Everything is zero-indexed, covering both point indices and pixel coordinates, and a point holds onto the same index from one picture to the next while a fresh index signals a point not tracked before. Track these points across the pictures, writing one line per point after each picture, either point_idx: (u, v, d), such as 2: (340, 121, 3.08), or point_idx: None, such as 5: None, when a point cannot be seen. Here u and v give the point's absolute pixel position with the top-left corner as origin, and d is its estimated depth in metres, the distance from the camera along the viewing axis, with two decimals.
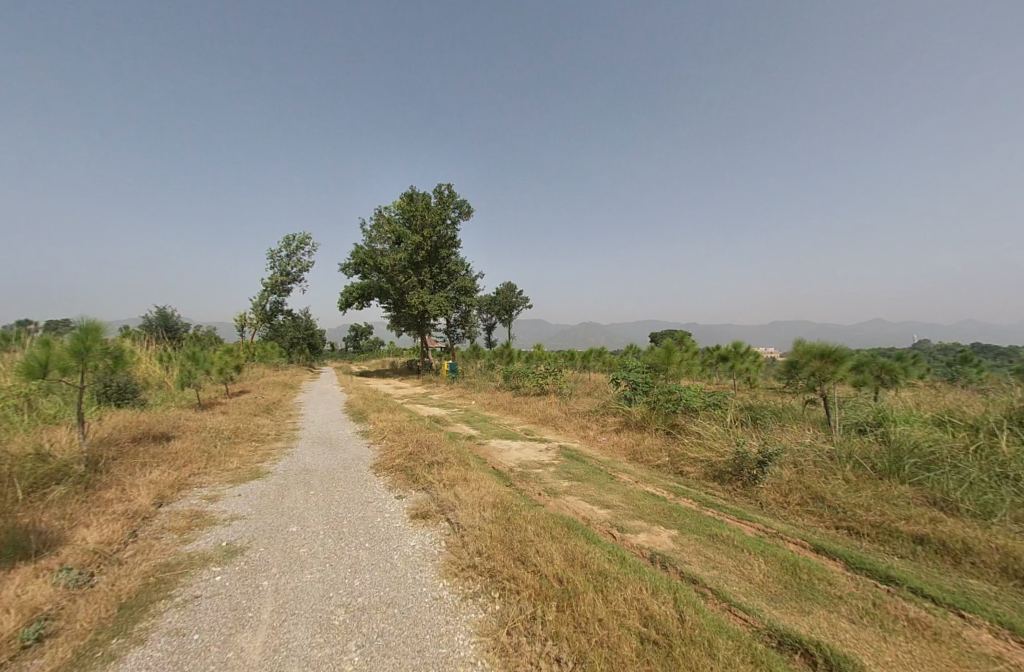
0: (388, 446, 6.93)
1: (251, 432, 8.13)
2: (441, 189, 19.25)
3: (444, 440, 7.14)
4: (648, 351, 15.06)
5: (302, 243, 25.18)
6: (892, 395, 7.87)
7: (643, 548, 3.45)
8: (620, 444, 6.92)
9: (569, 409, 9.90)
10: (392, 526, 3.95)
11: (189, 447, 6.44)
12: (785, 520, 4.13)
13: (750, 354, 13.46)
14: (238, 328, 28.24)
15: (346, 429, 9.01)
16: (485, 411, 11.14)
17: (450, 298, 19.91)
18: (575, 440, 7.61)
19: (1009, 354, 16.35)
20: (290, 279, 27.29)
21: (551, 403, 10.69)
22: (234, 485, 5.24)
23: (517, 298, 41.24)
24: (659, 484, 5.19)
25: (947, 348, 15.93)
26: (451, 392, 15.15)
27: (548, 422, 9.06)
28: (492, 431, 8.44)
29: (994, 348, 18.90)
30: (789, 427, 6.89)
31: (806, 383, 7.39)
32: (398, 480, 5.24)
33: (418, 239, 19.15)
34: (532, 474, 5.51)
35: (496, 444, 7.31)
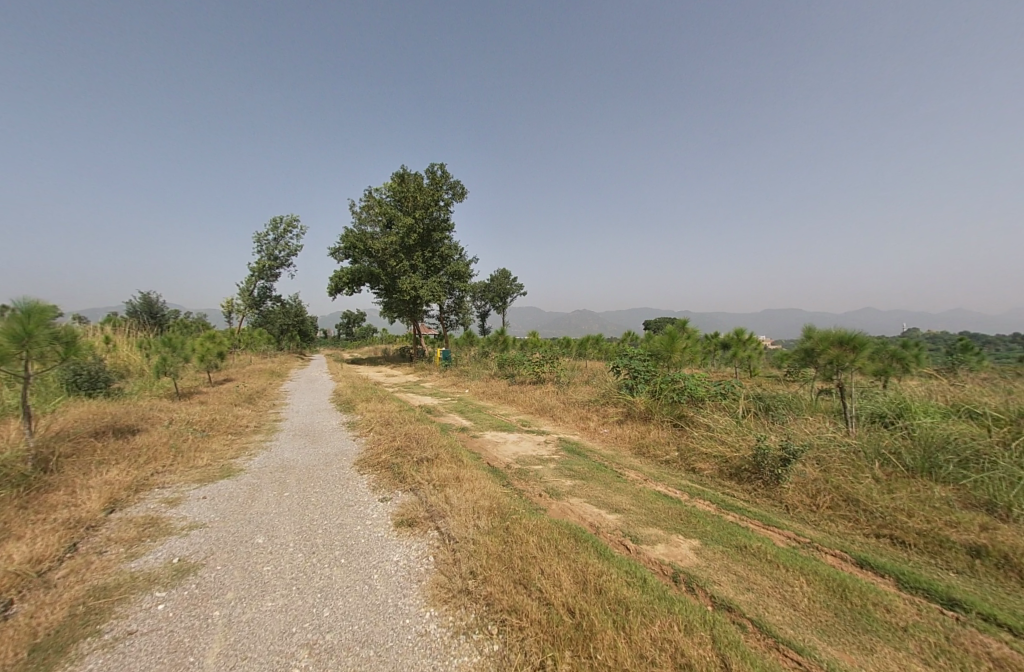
0: (375, 440, 6.40)
1: (228, 424, 7.57)
2: (434, 168, 18.41)
3: (435, 432, 6.62)
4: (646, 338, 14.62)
5: (289, 226, 24.30)
6: (908, 384, 7.47)
7: (664, 565, 2.98)
8: (624, 437, 6.44)
9: (568, 398, 9.39)
10: (373, 537, 3.44)
11: (155, 441, 5.89)
12: (817, 526, 3.69)
13: (753, 341, 13.01)
14: (225, 315, 27.48)
15: (331, 420, 8.45)
16: (479, 400, 10.62)
17: (443, 283, 19.23)
18: (575, 432, 7.13)
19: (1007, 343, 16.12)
20: (277, 263, 26.43)
21: (548, 392, 10.20)
22: (200, 485, 4.70)
23: (511, 284, 40.58)
24: (671, 482, 4.73)
25: (946, 336, 15.64)
26: (444, 381, 14.64)
27: (546, 412, 8.58)
28: (486, 422, 7.92)
29: (989, 337, 18.73)
30: (804, 419, 6.44)
31: (821, 371, 6.92)
32: (384, 479, 4.73)
33: (409, 221, 18.40)
34: (531, 471, 5.01)
35: (491, 437, 6.80)
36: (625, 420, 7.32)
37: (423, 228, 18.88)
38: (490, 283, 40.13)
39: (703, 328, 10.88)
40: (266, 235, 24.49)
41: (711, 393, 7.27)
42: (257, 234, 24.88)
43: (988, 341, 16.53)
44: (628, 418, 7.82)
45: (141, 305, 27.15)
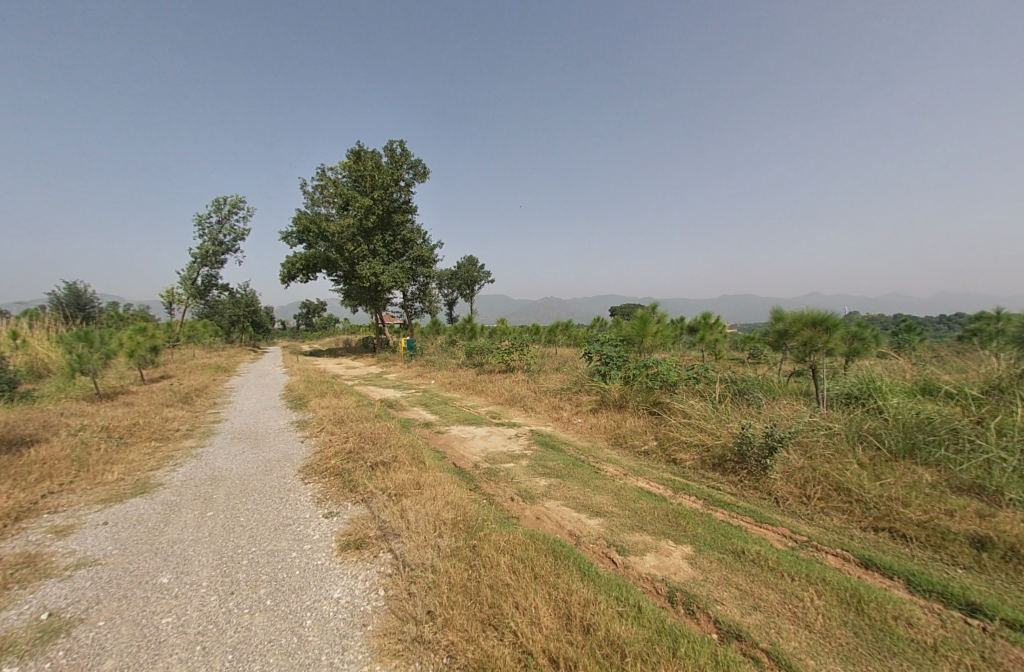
0: (325, 442, 5.70)
1: (155, 429, 6.62)
2: (393, 145, 17.28)
3: (394, 430, 5.98)
4: (615, 324, 14.41)
5: (235, 208, 22.46)
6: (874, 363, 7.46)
7: (656, 581, 2.56)
8: (599, 428, 6.04)
9: (539, 387, 8.93)
10: (311, 568, 2.84)
11: (54, 454, 4.95)
12: (811, 520, 3.40)
13: (721, 324, 13.02)
14: (166, 306, 25.29)
15: (278, 419, 7.61)
16: (445, 392, 10.00)
17: (405, 269, 18.26)
18: (547, 424, 6.68)
19: (942, 321, 17.16)
20: (223, 248, 24.46)
21: (518, 381, 9.72)
22: (103, 509, 3.90)
23: (478, 272, 39.75)
24: (652, 475, 4.34)
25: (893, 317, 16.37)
26: (408, 372, 13.92)
27: (516, 402, 8.12)
28: (452, 416, 7.34)
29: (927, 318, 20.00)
30: (781, 403, 6.25)
31: (795, 353, 6.77)
32: (331, 489, 4.10)
33: (367, 202, 17.28)
34: (501, 471, 4.51)
35: (457, 432, 6.24)
36: (599, 408, 6.93)
37: (383, 210, 17.78)
38: (455, 271, 39.11)
39: (673, 311, 10.67)
40: (209, 217, 22.53)
41: (685, 378, 7.02)
42: (198, 216, 22.85)
43: (930, 321, 17.49)
44: (601, 406, 7.46)
45: (66, 297, 24.51)
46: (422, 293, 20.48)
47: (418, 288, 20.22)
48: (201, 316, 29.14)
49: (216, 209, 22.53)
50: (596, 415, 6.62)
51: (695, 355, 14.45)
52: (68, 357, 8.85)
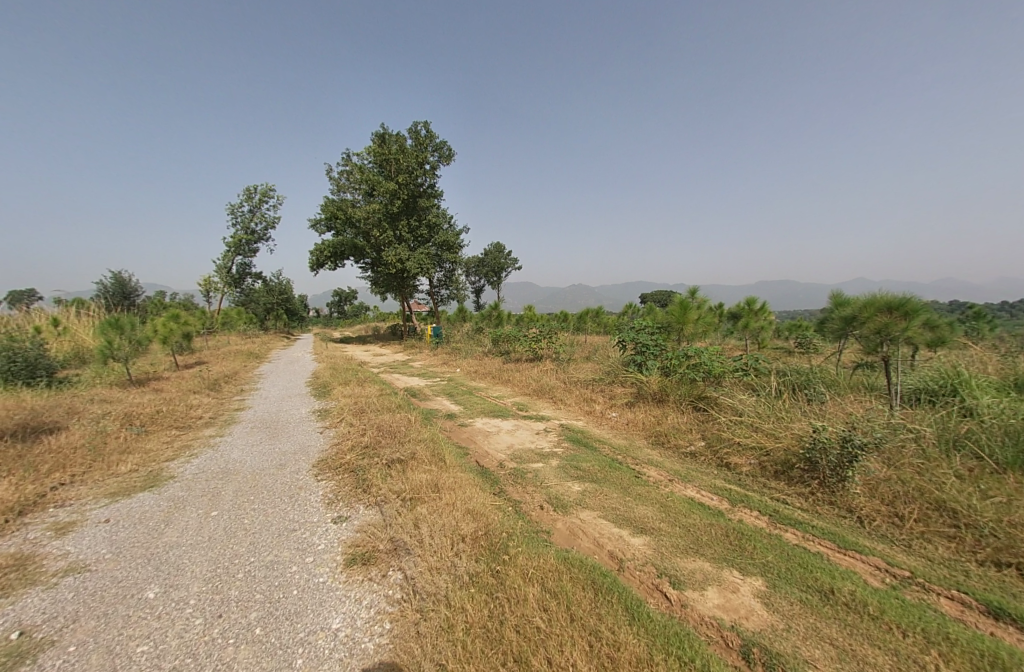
0: (342, 434, 5.39)
1: (177, 416, 6.55)
2: (417, 127, 16.81)
3: (414, 423, 5.60)
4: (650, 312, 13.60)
5: (266, 197, 22.74)
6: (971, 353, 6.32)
7: (724, 631, 2.04)
8: (638, 425, 5.45)
9: (569, 377, 8.37)
10: (309, 586, 2.50)
11: (72, 443, 4.89)
12: (911, 548, 2.77)
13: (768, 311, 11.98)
14: (204, 295, 26.17)
15: (299, 408, 7.42)
16: (470, 381, 9.59)
17: (431, 254, 17.91)
18: (579, 418, 6.14)
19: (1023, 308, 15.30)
20: (255, 237, 24.93)
21: (547, 371, 9.20)
22: (108, 505, 3.73)
23: (505, 259, 39.15)
24: (703, 483, 3.75)
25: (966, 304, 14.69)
26: (433, 360, 13.65)
27: (544, 393, 7.61)
28: (476, 407, 6.91)
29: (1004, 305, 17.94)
30: (850, 401, 5.46)
31: (865, 342, 5.89)
32: (343, 487, 3.76)
33: (392, 187, 16.96)
34: (529, 473, 4.02)
35: (482, 426, 5.80)
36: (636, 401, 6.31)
37: (408, 194, 17.43)
38: (483, 257, 38.64)
39: (718, 296, 9.77)
40: (241, 206, 22.93)
41: (733, 370, 6.53)
42: (231, 206, 23.27)
43: (1009, 306, 15.60)
44: (638, 399, 6.84)
45: (114, 287, 25.74)
46: (449, 279, 20.12)
47: (444, 274, 19.86)
48: (237, 304, 30.04)
49: (247, 198, 22.87)
50: (634, 409, 6.02)
51: (737, 344, 13.45)
52: (102, 344, 9.01)
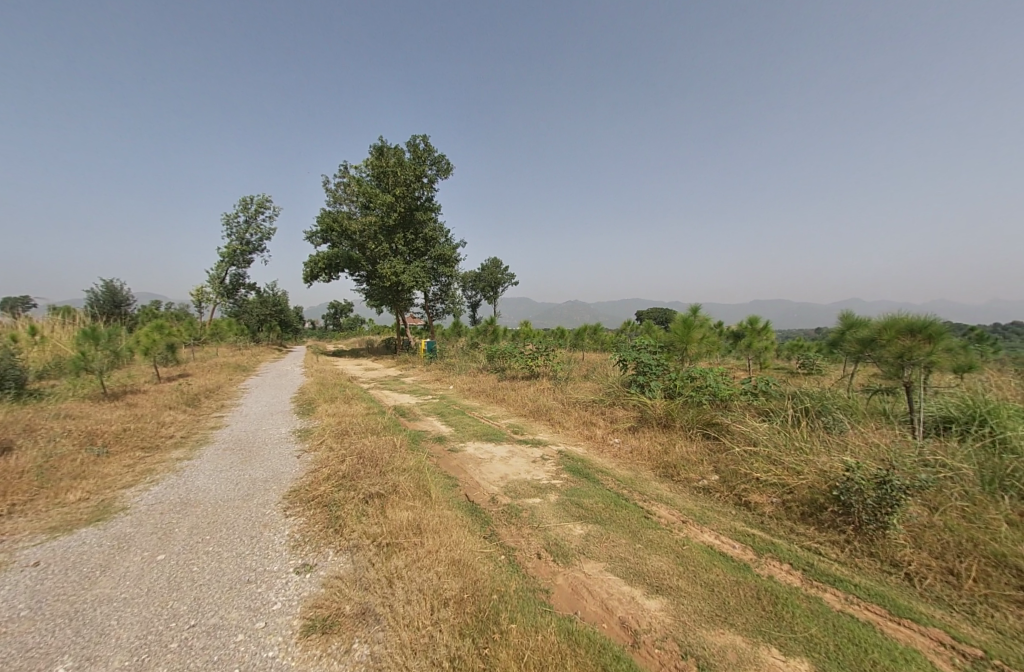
0: (321, 460, 4.93)
1: (146, 436, 6.07)
2: (416, 140, 16.70)
3: (400, 448, 5.15)
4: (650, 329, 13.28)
5: (262, 207, 22.48)
6: (996, 378, 5.96)
7: None
8: (643, 453, 5.02)
9: (567, 397, 7.95)
10: (254, 664, 2.05)
11: (19, 467, 4.41)
12: (975, 619, 2.36)
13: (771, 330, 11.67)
14: (196, 305, 25.69)
15: (279, 427, 6.94)
16: (463, 400, 9.15)
17: (427, 268, 17.61)
18: (579, 443, 5.71)
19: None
20: (249, 248, 24.60)
21: (543, 390, 8.78)
22: (42, 544, 3.27)
23: (503, 274, 39.02)
24: (721, 526, 3.34)
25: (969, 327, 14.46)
26: (427, 376, 13.21)
27: (541, 414, 7.19)
28: (468, 429, 6.46)
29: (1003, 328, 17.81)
30: (870, 430, 5.08)
31: (885, 367, 5.56)
32: (313, 526, 3.31)
33: (389, 199, 16.74)
34: (524, 510, 3.58)
35: (473, 451, 5.35)
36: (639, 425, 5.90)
37: (405, 207, 17.22)
38: (480, 272, 38.45)
39: (721, 315, 9.45)
40: (236, 216, 22.64)
41: (742, 393, 6.24)
42: (226, 215, 22.96)
43: (1010, 327, 15.44)
44: (641, 422, 6.42)
45: (103, 295, 25.22)
46: (445, 293, 19.80)
47: (440, 288, 19.54)
48: (229, 314, 29.52)
49: (243, 208, 22.60)
50: (638, 435, 5.60)
51: (739, 364, 13.10)
52: (75, 355, 8.52)
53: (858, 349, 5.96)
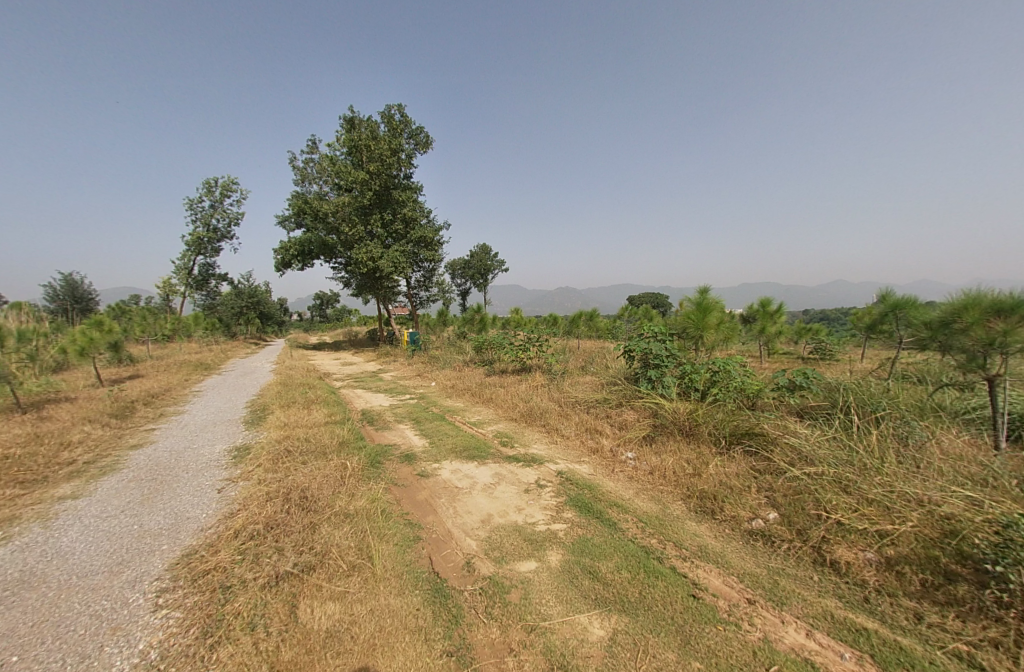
0: (242, 500, 3.70)
1: (33, 464, 4.79)
2: (390, 110, 15.08)
3: (350, 478, 3.93)
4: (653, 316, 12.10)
5: (227, 190, 20.72)
6: None
7: None
8: (667, 475, 3.87)
9: (565, 395, 6.73)
10: None
11: None
12: None
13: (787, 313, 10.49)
14: (163, 298, 23.99)
15: (214, 444, 5.68)
16: (444, 400, 7.89)
17: (408, 252, 16.19)
18: (582, 459, 4.52)
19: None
20: (218, 235, 22.86)
21: (537, 387, 7.56)
22: None
23: (492, 261, 37.53)
24: (813, 613, 2.26)
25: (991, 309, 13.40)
26: (408, 371, 11.96)
27: (535, 418, 6.01)
28: (445, 441, 5.23)
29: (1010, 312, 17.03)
30: (955, 439, 3.96)
31: (963, 357, 4.46)
32: (180, 640, 2.12)
33: (363, 177, 15.22)
34: (513, 589, 2.40)
35: (448, 477, 4.13)
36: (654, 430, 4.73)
37: (382, 185, 15.70)
38: (468, 259, 36.94)
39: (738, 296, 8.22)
40: (200, 201, 20.89)
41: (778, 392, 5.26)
42: (188, 200, 21.14)
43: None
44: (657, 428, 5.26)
45: (61, 290, 23.46)
46: (429, 280, 18.39)
47: (424, 274, 18.13)
48: (202, 308, 27.81)
49: (207, 192, 20.79)
50: (657, 450, 4.42)
51: (750, 351, 11.96)
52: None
53: (927, 336, 4.83)
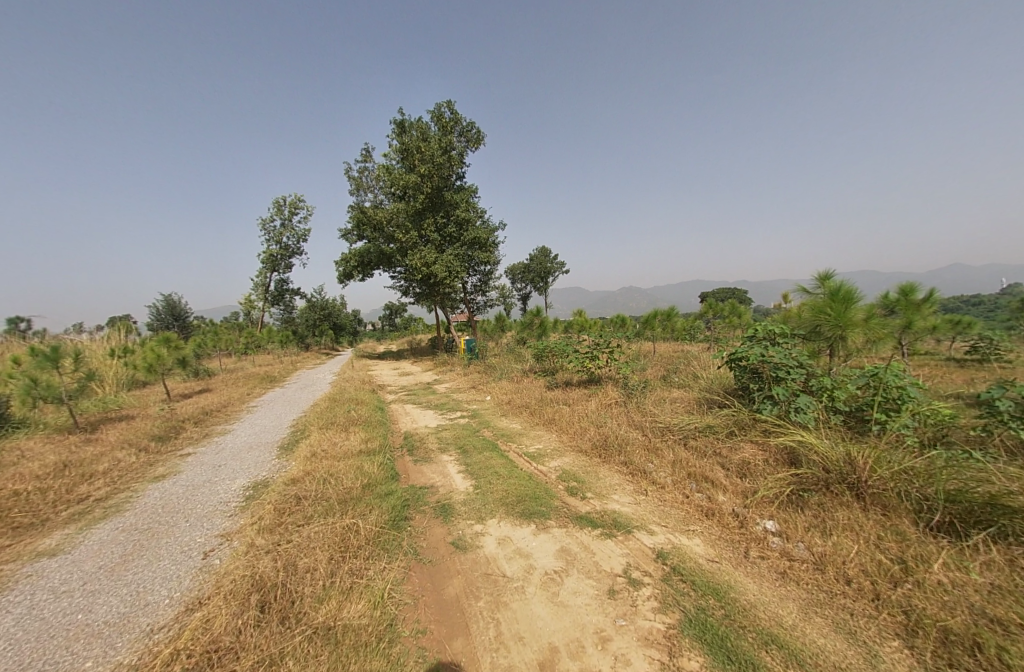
0: (216, 582, 2.76)
1: (41, 504, 4.33)
2: (440, 107, 14.33)
3: (355, 551, 2.81)
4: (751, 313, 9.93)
5: (294, 207, 21.49)
6: None
7: None
8: (851, 579, 2.33)
9: (649, 418, 5.17)
10: None
11: None
12: None
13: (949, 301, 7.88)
14: (245, 313, 25.65)
15: (236, 477, 4.97)
16: (498, 420, 6.65)
17: (463, 256, 15.36)
18: (692, 528, 3.07)
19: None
20: (288, 252, 23.93)
21: (610, 405, 6.06)
22: None
23: (553, 263, 36.08)
24: None
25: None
26: (462, 382, 10.97)
27: (611, 449, 4.57)
28: (494, 485, 4.00)
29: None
30: None
31: None
32: None
33: (414, 181, 14.63)
34: None
35: (493, 553, 2.86)
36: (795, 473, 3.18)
37: (434, 188, 15.03)
38: (528, 263, 35.88)
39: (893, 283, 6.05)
40: (271, 220, 21.88)
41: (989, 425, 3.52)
42: (262, 221, 22.27)
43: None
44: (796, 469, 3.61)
45: (163, 310, 25.92)
46: (487, 284, 17.47)
47: (481, 278, 17.23)
48: (280, 322, 29.46)
49: (276, 211, 21.73)
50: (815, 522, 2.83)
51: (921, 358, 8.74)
52: (29, 383, 7.18)
53: None
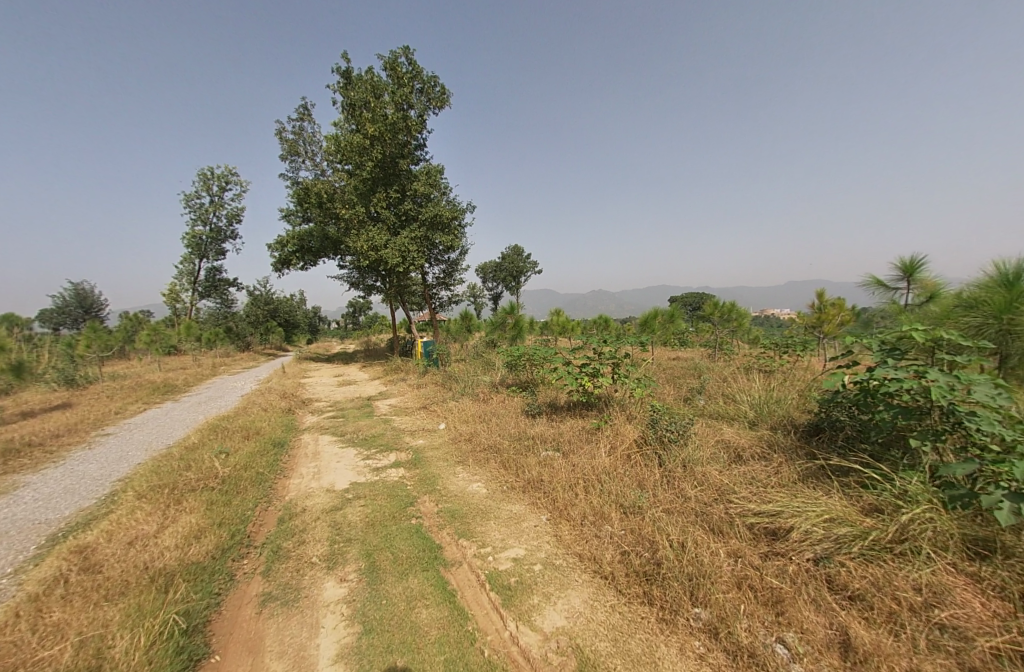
0: None
1: None
2: (394, 54, 11.62)
3: None
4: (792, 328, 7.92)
5: (224, 180, 18.15)
6: None
7: None
8: None
9: (718, 501, 2.82)
10: None
11: None
12: None
13: None
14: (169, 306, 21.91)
15: None
16: (450, 477, 4.12)
17: (421, 239, 12.69)
18: None
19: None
20: (221, 236, 20.52)
21: (632, 459, 3.65)
22: None
23: (526, 262, 33.82)
24: None
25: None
26: (412, 400, 8.36)
27: (668, 587, 2.17)
28: None
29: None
30: None
31: None
32: None
33: (360, 144, 11.88)
34: None
35: None
36: None
37: (386, 155, 12.30)
38: (500, 260, 33.48)
39: None
40: (197, 196, 18.45)
41: None
42: (185, 196, 18.74)
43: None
44: None
45: (69, 300, 21.85)
46: (452, 276, 14.81)
47: (445, 269, 14.60)
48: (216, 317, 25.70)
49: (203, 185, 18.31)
50: None
51: None
52: None
53: None
